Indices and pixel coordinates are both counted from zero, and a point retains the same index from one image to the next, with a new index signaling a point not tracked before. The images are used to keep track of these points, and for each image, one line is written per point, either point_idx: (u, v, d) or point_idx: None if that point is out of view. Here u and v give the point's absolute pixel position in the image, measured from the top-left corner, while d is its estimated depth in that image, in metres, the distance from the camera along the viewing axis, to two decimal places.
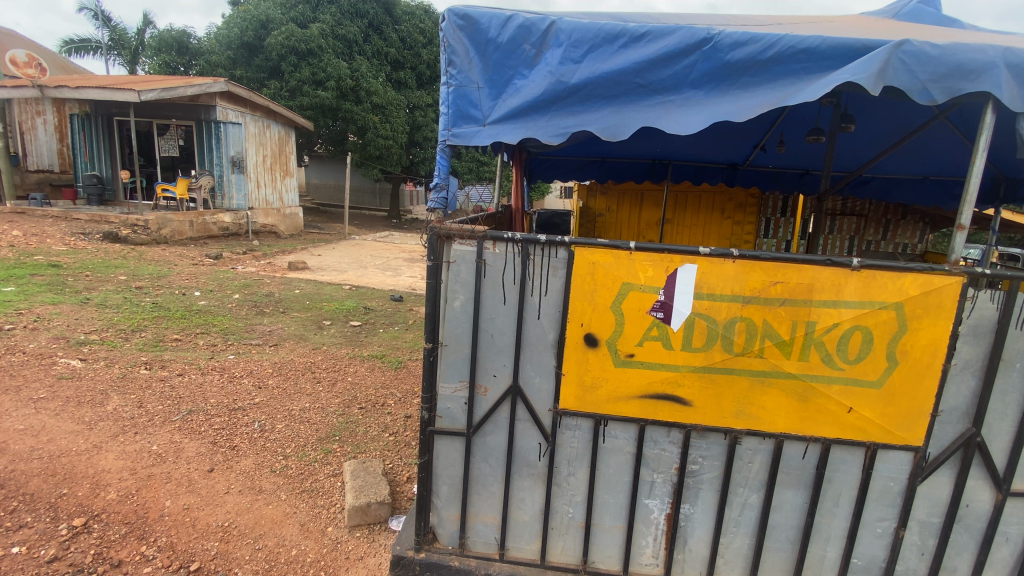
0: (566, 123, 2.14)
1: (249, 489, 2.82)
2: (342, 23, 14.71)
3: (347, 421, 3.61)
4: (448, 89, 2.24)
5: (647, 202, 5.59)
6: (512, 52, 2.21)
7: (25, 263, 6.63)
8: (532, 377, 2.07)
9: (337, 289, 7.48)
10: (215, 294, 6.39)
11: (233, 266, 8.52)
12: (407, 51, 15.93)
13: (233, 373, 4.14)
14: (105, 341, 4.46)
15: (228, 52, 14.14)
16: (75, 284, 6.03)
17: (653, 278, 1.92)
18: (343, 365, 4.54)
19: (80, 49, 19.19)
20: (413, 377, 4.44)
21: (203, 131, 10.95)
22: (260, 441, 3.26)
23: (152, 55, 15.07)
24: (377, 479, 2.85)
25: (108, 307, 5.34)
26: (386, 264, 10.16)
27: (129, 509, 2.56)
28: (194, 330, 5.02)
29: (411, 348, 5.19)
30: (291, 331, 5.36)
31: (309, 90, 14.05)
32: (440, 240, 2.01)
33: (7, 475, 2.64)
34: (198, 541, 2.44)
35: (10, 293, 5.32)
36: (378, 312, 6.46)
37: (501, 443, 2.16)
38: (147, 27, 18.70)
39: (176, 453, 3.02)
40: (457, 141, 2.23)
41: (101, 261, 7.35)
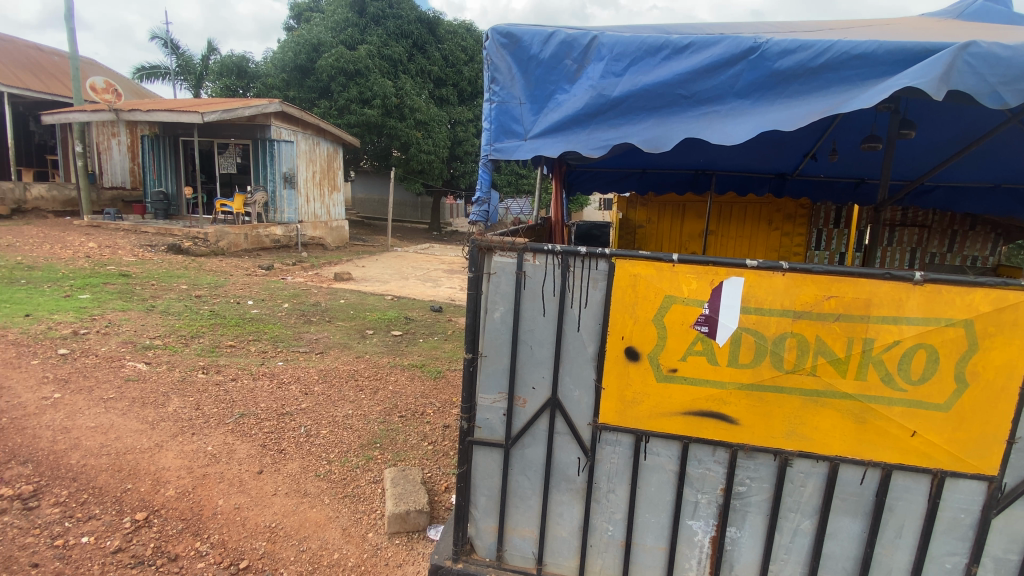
0: (607, 137, 2.14)
1: (295, 492, 2.91)
2: (388, 43, 15.30)
3: (387, 428, 3.68)
4: (491, 105, 2.29)
5: (689, 212, 5.46)
6: (554, 68, 2.23)
7: (99, 273, 7.19)
8: (571, 390, 2.06)
9: (380, 299, 7.69)
10: (266, 303, 6.71)
11: (283, 276, 8.92)
12: (449, 68, 16.47)
13: (282, 379, 4.31)
14: (168, 346, 4.75)
15: (283, 75, 14.99)
16: (143, 292, 6.49)
17: (697, 291, 1.88)
18: (385, 374, 4.64)
19: (151, 75, 20.76)
20: (452, 388, 4.48)
21: (258, 150, 11.58)
22: (305, 445, 3.37)
23: (215, 80, 16.15)
24: (415, 487, 2.89)
25: (171, 314, 5.71)
26: (426, 276, 10.36)
27: (186, 506, 2.70)
28: (247, 337, 5.28)
29: (450, 358, 5.25)
30: (335, 339, 5.53)
31: (356, 109, 14.63)
32: (481, 253, 2.04)
33: (79, 469, 2.85)
34: (248, 540, 2.55)
35: (86, 300, 5.78)
36: (418, 322, 6.58)
37: (540, 456, 2.15)
38: (211, 53, 20.06)
39: (229, 454, 3.17)
40: (499, 156, 2.27)
41: (164, 271, 7.86)
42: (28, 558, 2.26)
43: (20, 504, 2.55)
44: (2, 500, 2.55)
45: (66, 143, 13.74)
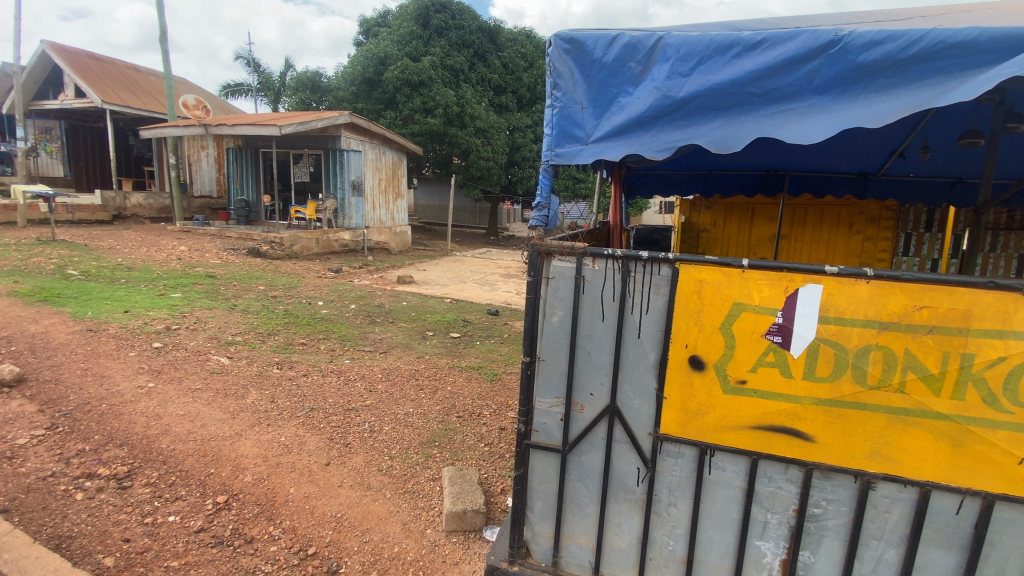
0: (673, 138, 2.09)
1: (359, 485, 3.04)
2: (450, 54, 15.78)
3: (445, 428, 3.77)
4: (552, 111, 2.29)
5: (759, 215, 5.15)
6: (617, 71, 2.21)
7: (190, 274, 7.89)
8: (631, 398, 2.02)
9: (439, 302, 7.91)
10: (334, 303, 7.08)
11: (350, 278, 9.39)
12: (509, 75, 16.78)
13: (348, 376, 4.53)
14: (247, 342, 5.14)
15: (352, 88, 15.77)
16: (226, 292, 7.05)
17: (769, 299, 1.79)
18: (444, 375, 4.76)
19: (235, 92, 22.52)
20: (508, 391, 4.51)
21: (330, 159, 12.29)
22: (369, 440, 3.52)
23: (291, 94, 17.35)
24: (472, 487, 2.94)
25: (250, 312, 6.16)
26: (483, 280, 10.54)
27: (261, 492, 2.90)
28: (318, 336, 5.60)
29: (506, 361, 5.30)
30: (398, 339, 5.75)
31: (420, 118, 15.12)
32: (541, 257, 2.04)
33: (169, 453, 3.13)
34: (315, 528, 2.69)
35: (177, 299, 6.36)
36: (476, 325, 6.70)
37: (597, 463, 2.12)
38: (288, 70, 21.54)
39: (300, 445, 3.36)
40: (560, 161, 2.27)
41: (245, 273, 8.50)
42: (122, 533, 2.51)
43: (118, 482, 2.84)
44: (102, 479, 2.86)
45: (162, 156, 15.21)
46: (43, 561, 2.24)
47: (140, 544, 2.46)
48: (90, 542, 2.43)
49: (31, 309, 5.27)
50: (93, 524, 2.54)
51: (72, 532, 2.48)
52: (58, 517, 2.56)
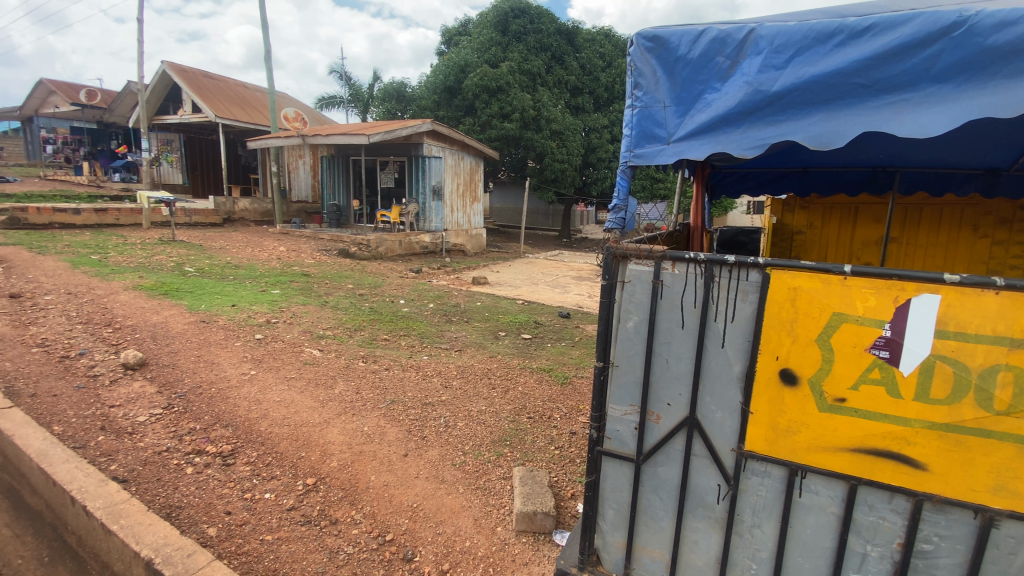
0: (764, 134, 1.97)
1: (433, 478, 3.16)
2: (528, 58, 15.98)
3: (516, 428, 3.81)
4: (633, 111, 2.24)
5: (862, 216, 4.67)
6: (703, 67, 2.11)
7: (288, 273, 8.64)
8: (712, 411, 1.93)
9: (512, 303, 8.02)
10: (415, 302, 7.43)
11: (428, 278, 9.80)
12: (587, 76, 16.75)
13: (426, 371, 4.74)
14: (336, 336, 5.53)
15: (434, 96, 16.40)
16: (319, 290, 7.64)
17: (875, 309, 1.62)
18: (515, 375, 4.82)
19: (330, 105, 24.35)
20: (579, 395, 4.46)
21: (413, 166, 12.92)
22: (444, 434, 3.65)
23: (379, 105, 18.46)
24: (543, 490, 2.95)
25: (339, 309, 6.64)
26: (555, 282, 10.53)
27: (345, 477, 3.10)
28: (399, 332, 5.91)
29: (578, 365, 5.26)
30: (472, 339, 5.90)
31: (497, 123, 15.42)
32: (616, 260, 2.01)
33: (267, 436, 3.45)
34: (393, 515, 2.83)
35: (277, 295, 7.00)
36: (547, 327, 6.72)
37: (674, 475, 2.04)
38: (376, 82, 22.92)
39: (381, 435, 3.56)
40: (640, 162, 2.22)
41: (336, 272, 9.17)
42: (224, 506, 2.80)
43: (223, 460, 3.19)
44: (209, 456, 3.21)
45: (266, 165, 16.80)
46: (154, 529, 2.51)
47: (239, 518, 2.72)
48: (196, 513, 2.73)
49: (156, 302, 6.01)
50: (200, 496, 2.85)
51: (181, 502, 2.79)
52: (170, 488, 2.89)
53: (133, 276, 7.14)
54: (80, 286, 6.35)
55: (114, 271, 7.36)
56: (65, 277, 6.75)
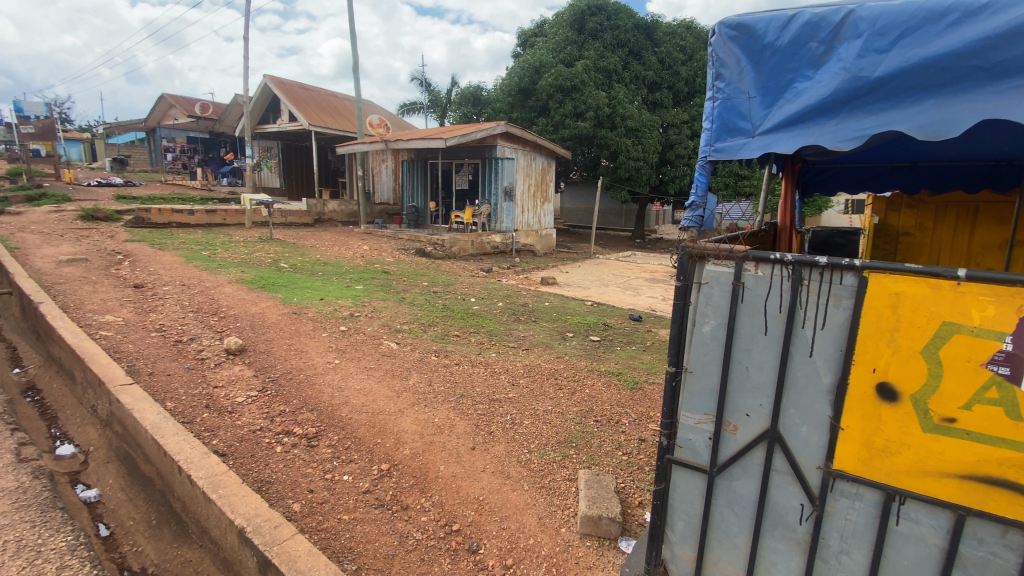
0: (863, 125, 1.80)
1: (499, 473, 3.21)
2: (604, 55, 15.73)
3: (583, 430, 3.77)
4: (714, 103, 2.12)
5: (982, 217, 4.13)
6: (794, 54, 1.96)
7: (369, 270, 9.17)
8: (796, 424, 1.79)
9: (581, 304, 7.94)
10: (485, 301, 7.58)
11: (499, 278, 9.95)
12: (666, 71, 16.18)
13: (494, 368, 4.82)
14: (412, 330, 5.78)
15: (509, 98, 16.63)
16: (397, 286, 8.03)
17: (994, 320, 1.42)
18: (582, 377, 4.76)
19: (411, 110, 25.51)
20: (649, 401, 4.32)
21: (487, 168, 13.15)
22: (511, 431, 3.70)
23: (456, 108, 19.05)
24: (608, 494, 2.90)
25: (414, 305, 6.93)
26: (627, 284, 10.27)
27: (417, 465, 3.24)
28: (469, 329, 6.06)
29: (649, 370, 5.09)
30: (540, 338, 5.92)
31: (571, 122, 15.35)
32: (693, 261, 1.93)
33: (346, 421, 3.69)
34: (460, 506, 2.92)
35: (360, 290, 7.45)
36: (617, 330, 6.57)
37: (751, 491, 1.92)
38: (454, 86, 23.66)
39: (450, 428, 3.67)
40: (720, 156, 2.10)
41: (412, 270, 9.59)
42: (308, 484, 3.03)
43: (308, 441, 3.45)
44: (296, 437, 3.49)
45: (352, 169, 17.93)
46: (247, 500, 2.68)
47: (320, 496, 2.93)
48: (283, 488, 2.98)
49: (255, 294, 6.62)
50: (287, 473, 3.11)
51: (271, 478, 3.05)
52: (262, 464, 3.17)
53: (236, 270, 7.92)
54: (192, 279, 7.15)
55: (220, 266, 8.20)
56: (180, 270, 7.63)
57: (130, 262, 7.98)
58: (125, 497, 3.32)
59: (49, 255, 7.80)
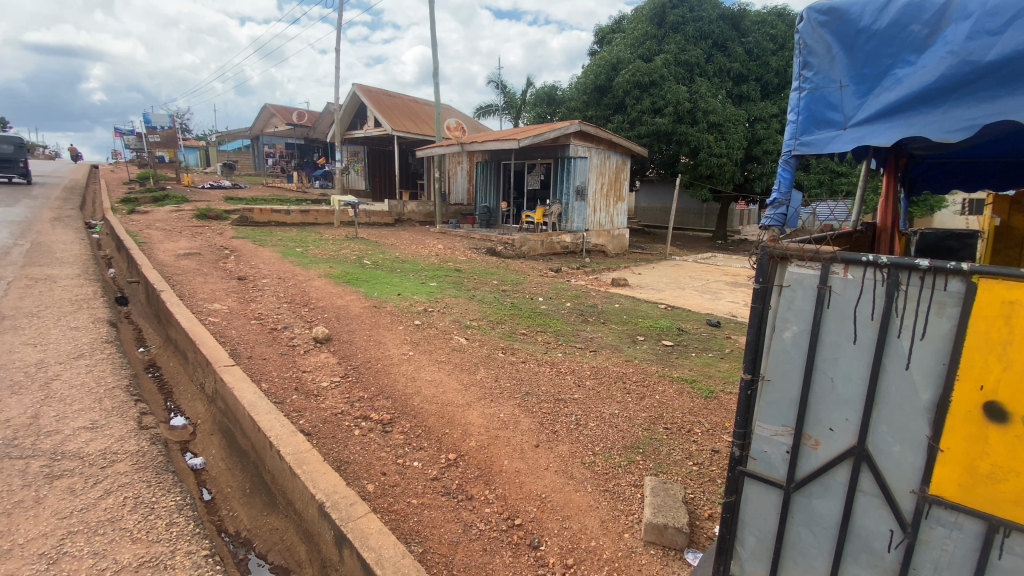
0: (973, 114, 1.62)
1: (562, 472, 3.21)
2: (685, 48, 15.10)
3: (650, 436, 3.67)
4: (800, 94, 1.99)
5: None
6: (893, 38, 1.79)
7: (442, 268, 9.50)
8: (887, 443, 1.63)
9: (654, 307, 7.69)
10: (553, 300, 7.58)
11: (568, 278, 9.90)
12: (753, 62, 15.25)
13: (560, 368, 4.81)
14: (481, 327, 5.93)
15: (584, 96, 16.48)
16: (468, 284, 8.27)
17: None
18: (652, 382, 4.62)
19: (487, 113, 26.08)
20: (724, 411, 4.11)
21: (559, 167, 13.12)
22: (575, 432, 3.68)
23: (531, 109, 19.21)
24: (676, 504, 2.80)
25: (484, 302, 7.10)
26: (705, 287, 9.79)
27: (482, 458, 3.33)
28: (537, 328, 6.10)
29: (725, 378, 4.83)
30: (608, 340, 5.83)
31: (648, 119, 14.94)
32: (774, 262, 1.82)
33: (417, 410, 3.87)
34: (523, 501, 2.96)
35: (433, 287, 7.75)
36: (692, 335, 6.30)
37: (833, 511, 1.78)
38: (529, 87, 23.85)
39: (515, 424, 3.73)
40: (807, 150, 1.97)
41: (483, 269, 9.80)
42: (381, 467, 3.22)
43: (383, 427, 3.67)
44: (372, 422, 3.72)
45: (430, 171, 18.66)
46: (326, 477, 2.90)
47: (392, 479, 3.11)
48: (359, 469, 3.19)
49: (341, 288, 7.12)
50: (363, 455, 3.33)
51: (348, 458, 3.28)
52: (341, 446, 3.42)
53: (324, 266, 8.57)
54: (287, 273, 7.83)
55: (311, 261, 8.91)
56: (277, 265, 8.38)
57: (235, 257, 8.88)
58: (225, 467, 3.72)
59: (169, 249, 8.88)
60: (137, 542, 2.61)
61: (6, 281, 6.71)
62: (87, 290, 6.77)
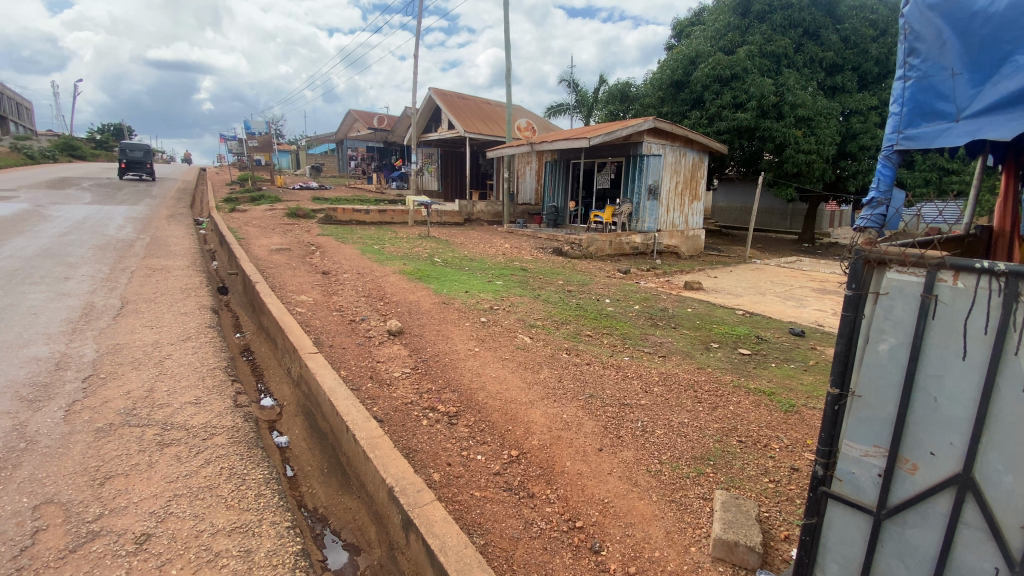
0: None
1: (626, 478, 3.14)
2: (772, 38, 14.17)
3: (723, 448, 3.50)
4: (905, 84, 1.82)
5: None
6: (1013, 22, 1.60)
7: (509, 267, 9.61)
8: (1001, 475, 1.44)
9: (730, 313, 7.30)
10: (621, 302, 7.43)
11: (637, 280, 9.65)
12: (850, 50, 14.01)
13: (627, 372, 4.71)
14: (546, 326, 5.94)
15: (659, 93, 15.96)
16: (534, 283, 8.29)
17: None
18: (726, 392, 4.39)
19: (557, 112, 26.00)
20: (807, 428, 3.82)
21: (631, 165, 12.82)
22: (641, 438, 3.59)
23: (603, 107, 18.92)
24: (749, 522, 2.65)
25: (549, 302, 7.10)
26: (788, 293, 9.13)
27: (544, 457, 3.34)
28: (603, 330, 6.01)
29: (808, 393, 4.49)
30: (679, 346, 5.62)
31: (729, 114, 14.20)
32: (869, 268, 1.67)
33: (480, 406, 3.95)
34: (585, 504, 2.93)
35: (499, 285, 7.87)
36: (771, 344, 5.92)
37: (930, 544, 1.61)
38: (602, 85, 23.48)
39: (578, 426, 3.70)
40: (913, 145, 1.79)
41: (550, 268, 9.80)
42: (447, 457, 3.33)
43: (450, 419, 3.79)
44: (439, 414, 3.86)
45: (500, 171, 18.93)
46: (396, 463, 3.04)
47: (456, 470, 3.20)
48: (426, 458, 3.32)
49: (412, 284, 7.42)
50: (430, 445, 3.46)
51: (416, 447, 3.42)
52: (410, 434, 3.58)
53: (399, 263, 8.97)
54: (364, 268, 8.29)
55: (386, 258, 9.37)
56: (356, 261, 8.91)
57: (320, 252, 9.54)
58: (306, 447, 4.02)
59: (264, 245, 9.72)
60: (230, 509, 2.89)
61: (131, 270, 7.66)
62: (195, 280, 7.58)
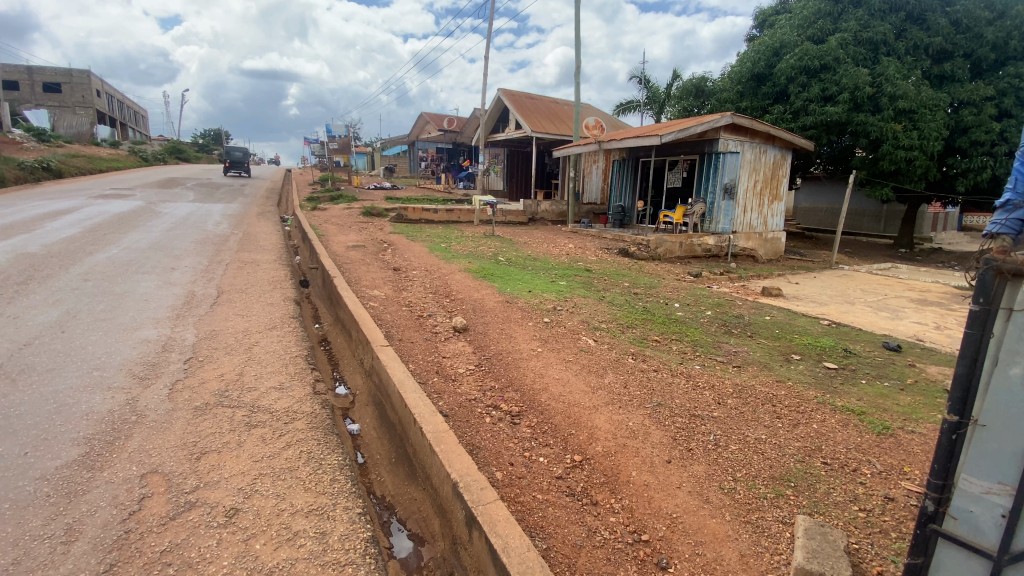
0: None
1: (697, 493, 3.00)
2: (869, 24, 13.00)
3: (805, 470, 3.23)
4: None
5: None
6: None
7: (574, 267, 9.50)
8: None
9: (813, 323, 6.76)
10: (691, 307, 7.10)
11: (709, 284, 9.21)
12: (962, 34, 12.55)
13: (697, 381, 4.50)
14: (610, 330, 5.80)
15: (738, 87, 15.12)
16: (599, 285, 8.13)
17: None
18: (808, 409, 4.06)
19: (626, 109, 25.37)
20: (904, 453, 3.45)
21: (705, 164, 12.25)
22: (714, 453, 3.40)
23: (676, 104, 18.25)
24: (836, 553, 2.43)
25: (614, 304, 6.93)
26: (881, 303, 8.32)
27: (608, 465, 3.26)
28: (671, 336, 5.78)
29: (906, 414, 4.05)
30: (755, 356, 5.28)
31: (816, 108, 13.16)
32: (1003, 282, 1.46)
33: (542, 407, 3.92)
34: (651, 517, 2.83)
35: (563, 286, 7.79)
36: (862, 359, 5.41)
37: None
38: (675, 81, 22.63)
39: (645, 435, 3.57)
40: None
41: (615, 270, 9.58)
42: (509, 456, 3.34)
43: (513, 418, 3.80)
44: (502, 412, 3.88)
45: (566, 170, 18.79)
46: (460, 459, 3.08)
47: (519, 471, 3.20)
48: (489, 455, 3.35)
49: (477, 282, 7.52)
50: (493, 442, 3.49)
51: (480, 443, 3.46)
52: (474, 430, 3.63)
53: (464, 261, 9.15)
54: (432, 266, 8.53)
55: (453, 256, 9.58)
56: (424, 258, 9.19)
57: (391, 250, 9.94)
58: (375, 436, 4.20)
59: (342, 241, 10.29)
60: (307, 491, 3.07)
61: (225, 263, 8.38)
62: (280, 273, 8.15)
